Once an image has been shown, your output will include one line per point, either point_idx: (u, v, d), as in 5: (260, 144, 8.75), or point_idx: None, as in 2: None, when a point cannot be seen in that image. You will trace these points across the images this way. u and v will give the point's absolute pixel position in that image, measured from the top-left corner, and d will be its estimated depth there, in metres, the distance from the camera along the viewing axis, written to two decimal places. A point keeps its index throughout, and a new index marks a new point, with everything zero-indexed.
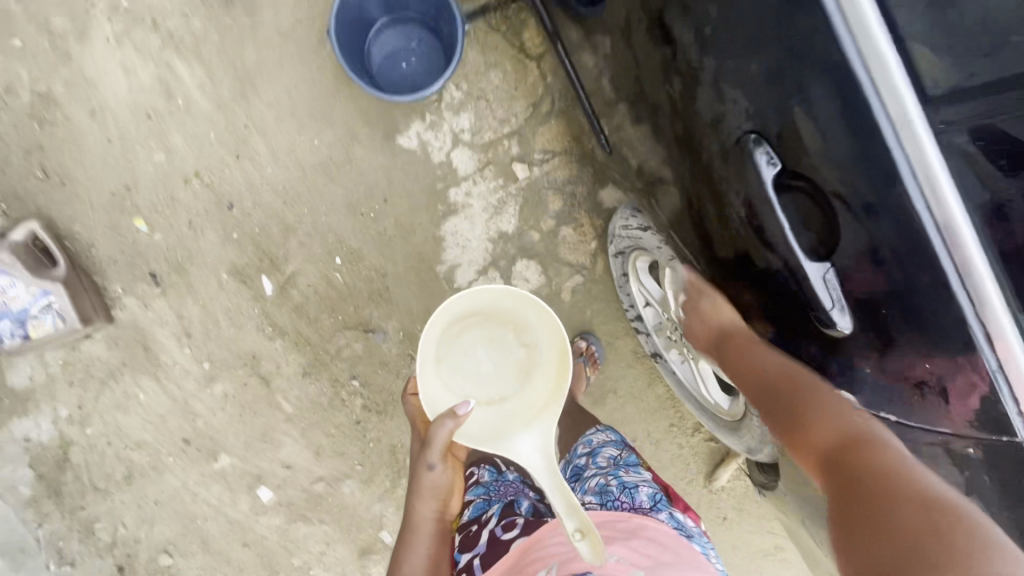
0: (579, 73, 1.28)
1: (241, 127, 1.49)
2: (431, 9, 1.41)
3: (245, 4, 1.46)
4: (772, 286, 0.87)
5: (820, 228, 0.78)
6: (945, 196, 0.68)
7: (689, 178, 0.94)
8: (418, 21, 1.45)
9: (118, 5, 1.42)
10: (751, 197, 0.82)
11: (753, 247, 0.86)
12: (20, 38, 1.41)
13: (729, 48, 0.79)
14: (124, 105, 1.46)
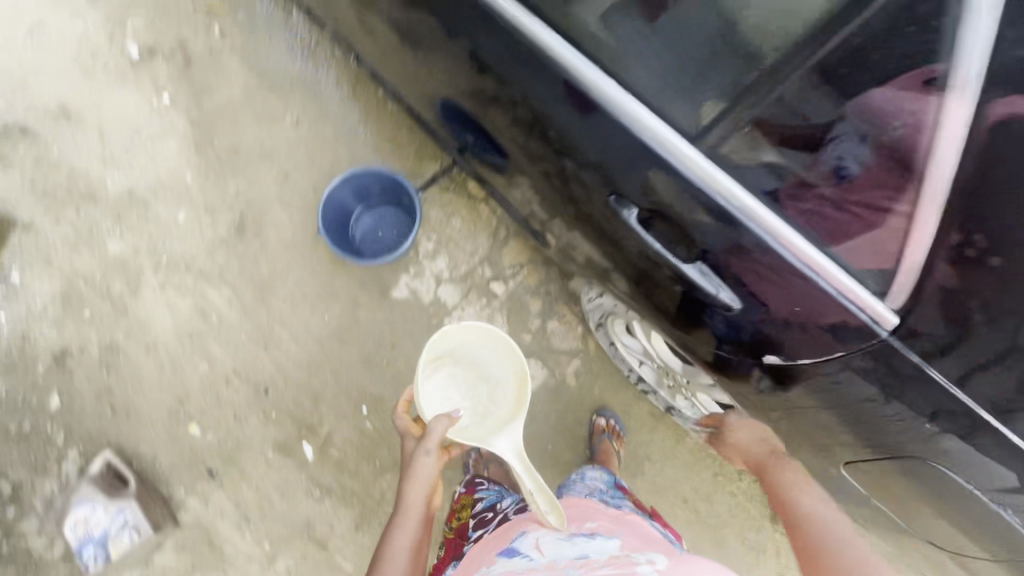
0: (512, 206, 1.62)
1: (265, 324, 1.81)
2: (392, 189, 1.78)
3: (254, 232, 1.86)
4: (676, 291, 1.03)
5: (677, 233, 0.94)
6: (734, 185, 0.84)
7: (592, 231, 1.14)
8: (385, 201, 1.82)
9: (159, 262, 1.82)
10: (625, 229, 1.01)
11: (648, 267, 1.05)
12: (88, 308, 1.78)
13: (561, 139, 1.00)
14: (172, 335, 1.79)
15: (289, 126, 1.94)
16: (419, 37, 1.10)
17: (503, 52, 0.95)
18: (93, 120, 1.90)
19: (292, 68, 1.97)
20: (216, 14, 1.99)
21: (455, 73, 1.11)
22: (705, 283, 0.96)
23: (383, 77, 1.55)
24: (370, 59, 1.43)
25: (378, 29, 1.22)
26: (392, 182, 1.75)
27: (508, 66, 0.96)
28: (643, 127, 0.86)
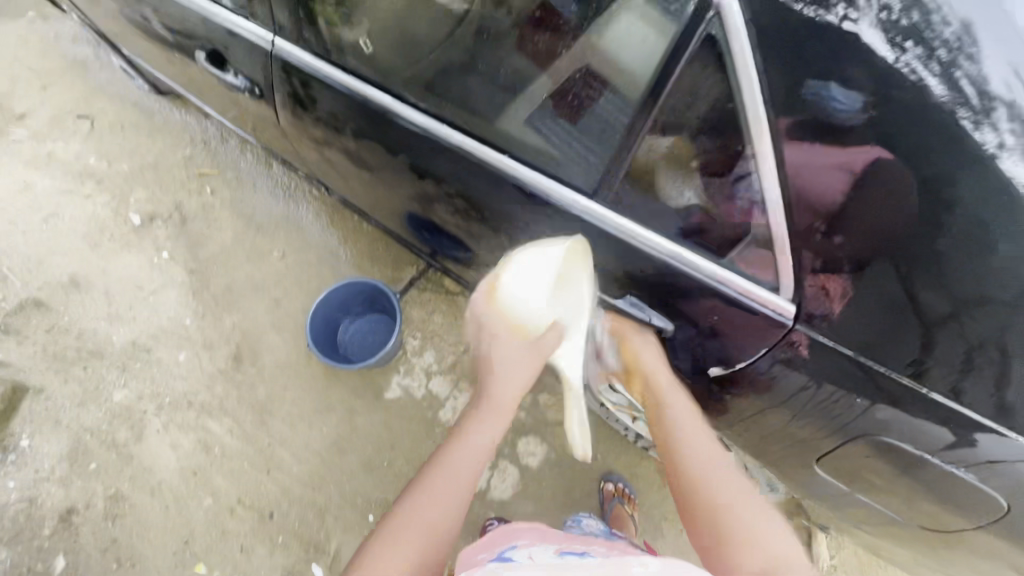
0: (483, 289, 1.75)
1: (266, 447, 1.85)
2: (373, 297, 1.92)
3: (250, 359, 1.98)
4: (623, 331, 1.13)
5: (607, 277, 1.06)
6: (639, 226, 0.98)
7: None
8: (368, 309, 1.96)
9: (162, 403, 1.91)
10: None
11: (595, 315, 1.16)
12: (93, 461, 1.83)
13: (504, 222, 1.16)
14: (175, 473, 1.82)
15: (276, 260, 2.15)
16: (372, 163, 1.31)
17: (443, 164, 1.15)
18: (100, 285, 2.10)
19: (276, 210, 2.23)
20: (207, 178, 2.29)
21: (405, 185, 1.30)
22: (640, 314, 1.07)
23: (351, 203, 1.77)
24: (338, 189, 1.66)
25: (338, 163, 1.44)
26: (371, 291, 1.90)
27: (450, 174, 1.16)
28: (556, 197, 1.03)
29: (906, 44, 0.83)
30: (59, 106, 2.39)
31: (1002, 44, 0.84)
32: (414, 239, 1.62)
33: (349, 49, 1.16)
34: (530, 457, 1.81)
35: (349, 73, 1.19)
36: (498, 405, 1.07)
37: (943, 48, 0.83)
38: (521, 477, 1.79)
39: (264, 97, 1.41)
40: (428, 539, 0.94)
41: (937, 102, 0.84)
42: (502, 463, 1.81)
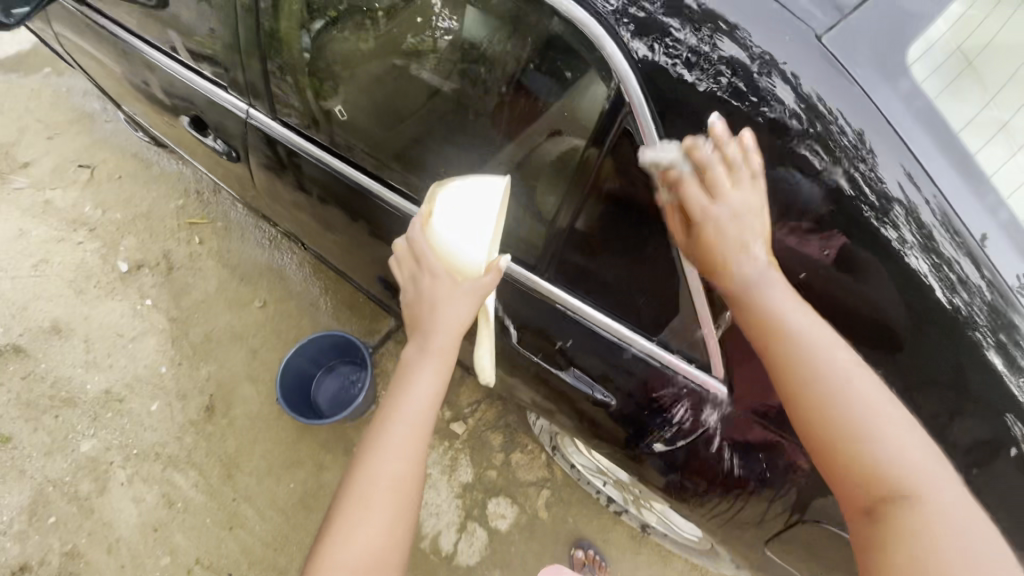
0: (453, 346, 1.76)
1: (231, 502, 1.81)
2: (349, 349, 1.91)
3: (223, 410, 1.97)
4: (575, 404, 1.12)
5: (556, 351, 1.07)
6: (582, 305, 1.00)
7: (503, 364, 1.26)
8: (343, 361, 1.96)
9: (129, 454, 1.88)
10: (522, 355, 1.15)
11: (548, 386, 1.15)
12: (53, 514, 1.79)
13: None
14: (135, 528, 1.77)
15: (257, 309, 2.18)
16: (341, 227, 1.35)
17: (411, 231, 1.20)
18: (81, 331, 2.12)
19: (260, 260, 2.28)
20: (196, 227, 2.35)
21: (369, 248, 1.33)
22: (584, 387, 1.06)
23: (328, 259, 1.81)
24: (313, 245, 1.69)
25: (312, 223, 1.48)
26: (345, 346, 1.90)
27: None
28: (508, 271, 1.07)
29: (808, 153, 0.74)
30: (60, 156, 2.49)
31: (892, 139, 0.73)
32: (382, 298, 1.62)
33: (331, 119, 1.21)
34: (499, 519, 1.76)
35: (328, 148, 1.26)
36: (445, 336, 0.83)
37: (842, 153, 0.73)
38: (489, 542, 1.73)
39: (244, 160, 1.47)
40: (390, 533, 0.76)
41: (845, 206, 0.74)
42: (470, 525, 1.75)
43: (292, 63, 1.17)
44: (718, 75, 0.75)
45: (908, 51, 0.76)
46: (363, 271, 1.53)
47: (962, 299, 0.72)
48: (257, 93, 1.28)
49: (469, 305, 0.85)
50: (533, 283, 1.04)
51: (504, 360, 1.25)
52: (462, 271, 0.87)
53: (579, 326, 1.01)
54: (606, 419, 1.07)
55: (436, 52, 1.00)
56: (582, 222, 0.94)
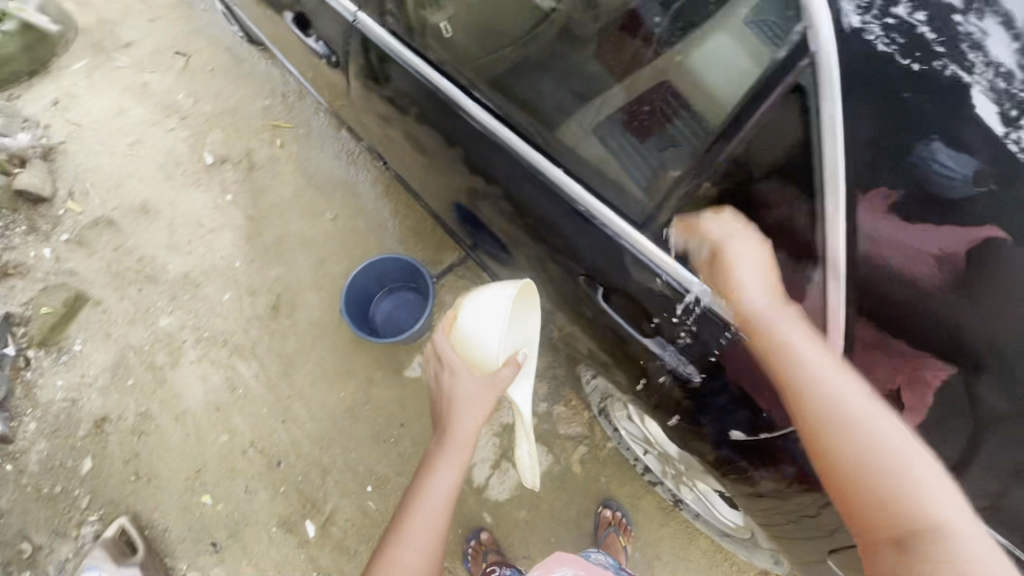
0: None
1: (286, 397, 1.92)
2: (413, 275, 1.93)
3: (287, 311, 2.06)
4: (647, 370, 1.07)
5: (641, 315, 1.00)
6: (680, 272, 0.90)
7: (576, 318, 1.23)
8: (404, 285, 1.98)
9: (200, 336, 2.01)
10: (600, 312, 1.10)
11: (622, 348, 1.11)
12: (132, 377, 1.95)
13: (553, 235, 1.10)
14: (201, 404, 1.91)
15: (328, 220, 2.21)
16: (429, 149, 1.31)
17: (497, 159, 1.12)
18: (167, 215, 2.22)
19: (336, 173, 2.29)
20: (279, 130, 2.37)
21: (455, 175, 1.29)
22: (666, 360, 1.00)
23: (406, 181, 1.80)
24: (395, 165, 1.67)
25: (399, 142, 1.45)
26: (410, 270, 1.91)
27: (505, 173, 1.12)
28: (599, 219, 0.98)
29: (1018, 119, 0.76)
30: (159, 40, 2.53)
31: None
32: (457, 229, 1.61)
33: (428, 31, 1.18)
34: None
35: (424, 56, 1.18)
36: (464, 428, 1.08)
37: None
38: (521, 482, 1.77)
39: (341, 66, 1.44)
40: None
41: None
42: (505, 464, 1.80)
43: None
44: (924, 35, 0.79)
45: None
46: (443, 198, 1.50)
47: None
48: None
49: (486, 403, 1.09)
50: (626, 236, 0.95)
51: (577, 313, 1.21)
52: (479, 365, 1.11)
53: (671, 292, 0.92)
54: (683, 395, 1.02)
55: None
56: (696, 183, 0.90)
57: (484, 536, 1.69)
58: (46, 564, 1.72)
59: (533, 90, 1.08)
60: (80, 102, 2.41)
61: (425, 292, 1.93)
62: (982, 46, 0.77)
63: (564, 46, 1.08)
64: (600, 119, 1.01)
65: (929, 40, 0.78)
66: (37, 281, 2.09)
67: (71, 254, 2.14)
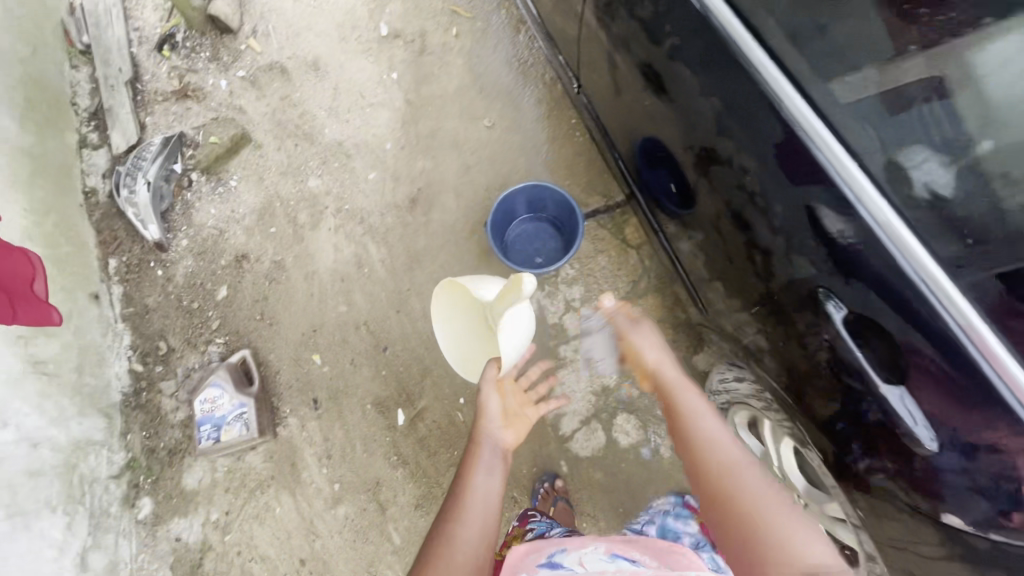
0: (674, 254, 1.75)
1: (404, 290, 1.96)
2: (562, 213, 1.85)
3: (423, 208, 2.05)
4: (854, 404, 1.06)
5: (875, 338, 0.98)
6: (955, 302, 0.86)
7: (770, 320, 1.20)
8: (550, 218, 1.90)
9: (341, 207, 2.05)
10: (825, 331, 1.06)
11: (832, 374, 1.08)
12: (274, 227, 2.05)
13: (788, 214, 1.04)
14: (329, 271, 1.99)
15: (484, 127, 2.13)
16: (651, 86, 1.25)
17: (741, 116, 1.03)
18: (334, 77, 2.22)
19: (504, 79, 2.17)
20: (457, 17, 2.25)
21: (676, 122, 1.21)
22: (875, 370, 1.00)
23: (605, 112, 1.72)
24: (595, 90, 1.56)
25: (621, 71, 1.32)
26: (564, 208, 1.82)
27: (744, 120, 1.03)
28: (867, 215, 0.91)
29: None
30: None
31: None
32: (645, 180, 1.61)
33: None
34: (622, 433, 1.77)
35: None
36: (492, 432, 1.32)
37: None
38: (606, 446, 1.76)
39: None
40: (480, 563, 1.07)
41: None
42: (595, 423, 1.78)
43: None
44: None
45: None
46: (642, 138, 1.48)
47: None
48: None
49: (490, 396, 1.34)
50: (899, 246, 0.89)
51: (775, 312, 1.18)
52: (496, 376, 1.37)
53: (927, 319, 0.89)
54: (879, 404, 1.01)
55: None
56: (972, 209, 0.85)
57: (558, 482, 1.72)
58: (175, 365, 1.93)
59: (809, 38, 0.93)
60: None
61: (569, 234, 1.85)
62: None
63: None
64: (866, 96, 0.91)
65: None
66: (210, 110, 2.18)
67: (244, 92, 2.20)
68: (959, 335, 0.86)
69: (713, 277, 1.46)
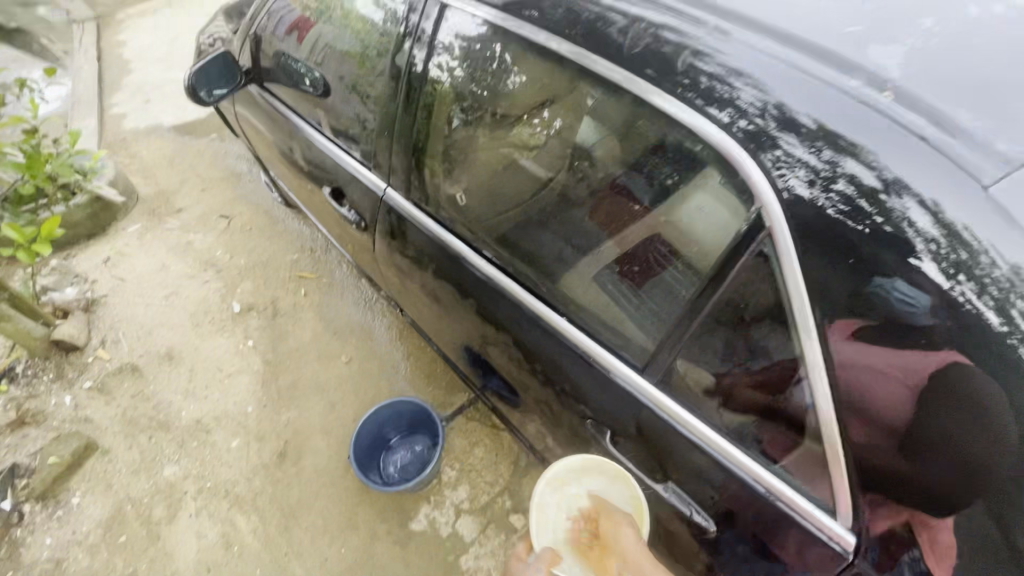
0: (516, 429, 1.72)
1: (282, 556, 1.80)
2: (366, 453, 1.86)
3: (293, 458, 2.02)
4: None
5: (653, 464, 1.07)
6: (647, 390, 1.04)
7: None
8: (372, 472, 1.87)
9: (202, 486, 1.95)
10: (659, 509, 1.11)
11: None
12: (125, 534, 1.85)
13: (564, 363, 1.20)
14: (192, 565, 1.79)
15: (342, 363, 2.27)
16: (438, 290, 1.52)
17: (505, 312, 1.31)
18: (189, 360, 2.29)
19: (355, 318, 2.41)
20: (304, 280, 2.55)
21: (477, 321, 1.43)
22: (677, 425, 1.01)
23: (415, 316, 1.82)
24: (410, 312, 1.83)
25: (409, 274, 1.62)
26: (364, 446, 1.85)
27: (503, 314, 1.32)
28: (585, 349, 1.14)
29: (822, 149, 0.77)
30: (208, 206, 2.86)
31: (905, 145, 0.74)
32: (468, 372, 1.72)
33: (442, 197, 1.42)
34: None
35: (432, 215, 1.46)
36: None
37: (832, 169, 0.76)
38: None
39: (328, 95, 1.67)
40: None
41: (844, 235, 0.75)
42: None
43: (425, 145, 1.41)
44: (817, 151, 0.77)
45: (938, 110, 0.76)
46: (450, 351, 1.73)
47: (927, 253, 0.71)
48: (391, 131, 1.47)
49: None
50: (621, 375, 1.08)
51: None
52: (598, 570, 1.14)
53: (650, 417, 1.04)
54: (710, 460, 0.97)
55: (542, 146, 1.24)
56: (674, 339, 0.99)
57: None
58: None
59: (553, 238, 1.22)
60: (128, 259, 2.62)
61: (381, 429, 1.91)
62: (854, 175, 0.75)
63: (565, 207, 1.19)
64: (596, 271, 1.14)
65: (766, 128, 0.80)
66: (50, 431, 2.08)
67: (91, 401, 2.16)
68: (666, 422, 1.02)
69: (540, 440, 1.60)
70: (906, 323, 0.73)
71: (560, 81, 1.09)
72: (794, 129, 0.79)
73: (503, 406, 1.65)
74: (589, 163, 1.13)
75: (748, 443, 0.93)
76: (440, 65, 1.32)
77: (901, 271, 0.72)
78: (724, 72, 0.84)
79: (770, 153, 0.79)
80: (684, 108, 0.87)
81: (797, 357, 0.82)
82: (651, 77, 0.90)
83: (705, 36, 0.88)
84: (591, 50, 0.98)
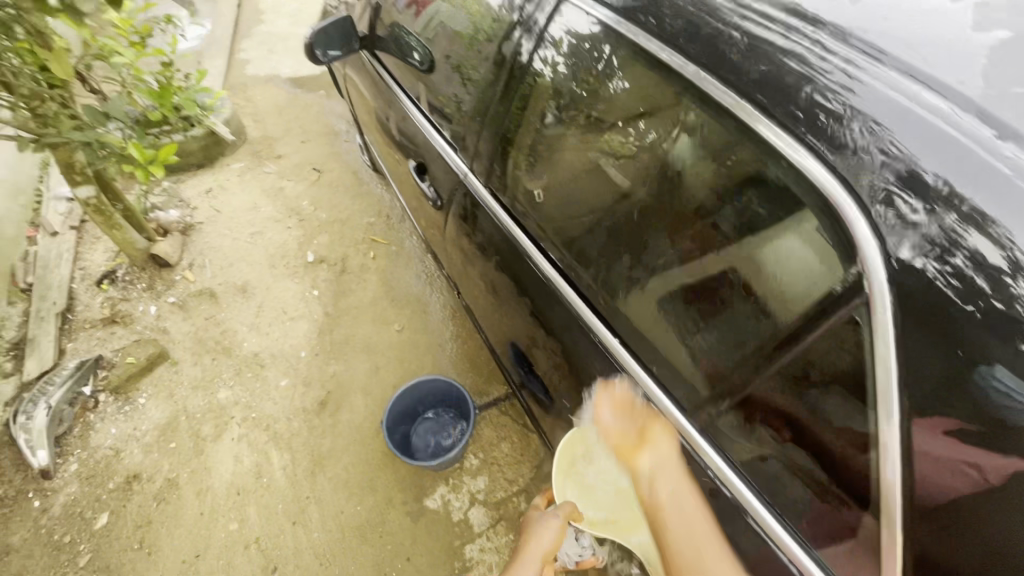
0: (545, 435, 1.70)
1: (303, 499, 1.90)
2: (399, 417, 1.90)
3: (331, 410, 2.11)
4: None
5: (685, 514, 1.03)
6: (696, 441, 0.99)
7: None
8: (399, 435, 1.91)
9: (247, 416, 2.09)
10: None
11: None
12: (175, 441, 2.03)
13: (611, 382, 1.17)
14: (224, 485, 1.93)
15: (394, 330, 2.34)
16: (499, 282, 1.53)
17: (561, 319, 1.29)
18: (259, 297, 2.45)
19: (414, 290, 2.48)
20: (376, 244, 2.64)
21: (532, 322, 1.42)
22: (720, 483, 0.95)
23: (470, 302, 1.84)
24: (466, 296, 1.85)
25: (474, 261, 1.63)
26: (400, 407, 1.88)
27: (559, 320, 1.30)
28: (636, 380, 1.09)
29: (944, 215, 0.69)
30: (305, 158, 3.03)
31: None
32: (510, 369, 1.71)
33: (520, 189, 1.40)
34: None
35: (505, 207, 1.45)
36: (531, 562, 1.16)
37: (952, 238, 0.68)
38: None
39: (432, 71, 1.70)
40: None
41: (947, 312, 0.68)
42: None
43: (516, 137, 1.40)
44: (936, 214, 0.69)
45: None
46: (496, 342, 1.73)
47: None
48: (485, 116, 1.47)
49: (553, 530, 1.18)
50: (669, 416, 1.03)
51: None
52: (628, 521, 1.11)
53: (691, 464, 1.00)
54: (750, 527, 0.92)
55: (632, 158, 1.13)
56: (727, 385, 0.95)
57: None
58: None
59: (630, 254, 1.13)
60: (227, 193, 2.83)
61: (417, 397, 1.95)
62: (975, 251, 0.67)
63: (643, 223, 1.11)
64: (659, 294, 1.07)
65: (884, 181, 0.72)
66: (133, 333, 2.30)
67: (171, 315, 2.37)
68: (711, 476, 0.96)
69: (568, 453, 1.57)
70: (994, 415, 0.67)
71: (670, 95, 1.02)
72: (916, 186, 0.71)
73: (538, 411, 1.63)
74: (679, 184, 1.03)
75: (789, 517, 0.87)
76: (544, 60, 1.30)
77: (1009, 360, 0.65)
78: (846, 112, 0.77)
79: (883, 209, 0.72)
80: (791, 144, 0.81)
81: (876, 445, 0.75)
82: (762, 104, 0.84)
83: (834, 69, 0.80)
84: (703, 67, 0.92)
